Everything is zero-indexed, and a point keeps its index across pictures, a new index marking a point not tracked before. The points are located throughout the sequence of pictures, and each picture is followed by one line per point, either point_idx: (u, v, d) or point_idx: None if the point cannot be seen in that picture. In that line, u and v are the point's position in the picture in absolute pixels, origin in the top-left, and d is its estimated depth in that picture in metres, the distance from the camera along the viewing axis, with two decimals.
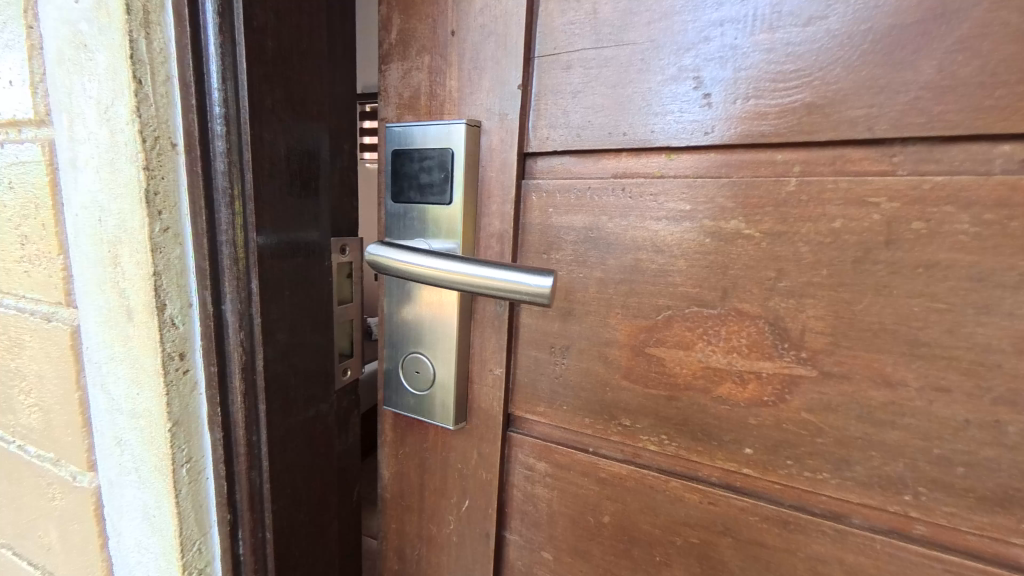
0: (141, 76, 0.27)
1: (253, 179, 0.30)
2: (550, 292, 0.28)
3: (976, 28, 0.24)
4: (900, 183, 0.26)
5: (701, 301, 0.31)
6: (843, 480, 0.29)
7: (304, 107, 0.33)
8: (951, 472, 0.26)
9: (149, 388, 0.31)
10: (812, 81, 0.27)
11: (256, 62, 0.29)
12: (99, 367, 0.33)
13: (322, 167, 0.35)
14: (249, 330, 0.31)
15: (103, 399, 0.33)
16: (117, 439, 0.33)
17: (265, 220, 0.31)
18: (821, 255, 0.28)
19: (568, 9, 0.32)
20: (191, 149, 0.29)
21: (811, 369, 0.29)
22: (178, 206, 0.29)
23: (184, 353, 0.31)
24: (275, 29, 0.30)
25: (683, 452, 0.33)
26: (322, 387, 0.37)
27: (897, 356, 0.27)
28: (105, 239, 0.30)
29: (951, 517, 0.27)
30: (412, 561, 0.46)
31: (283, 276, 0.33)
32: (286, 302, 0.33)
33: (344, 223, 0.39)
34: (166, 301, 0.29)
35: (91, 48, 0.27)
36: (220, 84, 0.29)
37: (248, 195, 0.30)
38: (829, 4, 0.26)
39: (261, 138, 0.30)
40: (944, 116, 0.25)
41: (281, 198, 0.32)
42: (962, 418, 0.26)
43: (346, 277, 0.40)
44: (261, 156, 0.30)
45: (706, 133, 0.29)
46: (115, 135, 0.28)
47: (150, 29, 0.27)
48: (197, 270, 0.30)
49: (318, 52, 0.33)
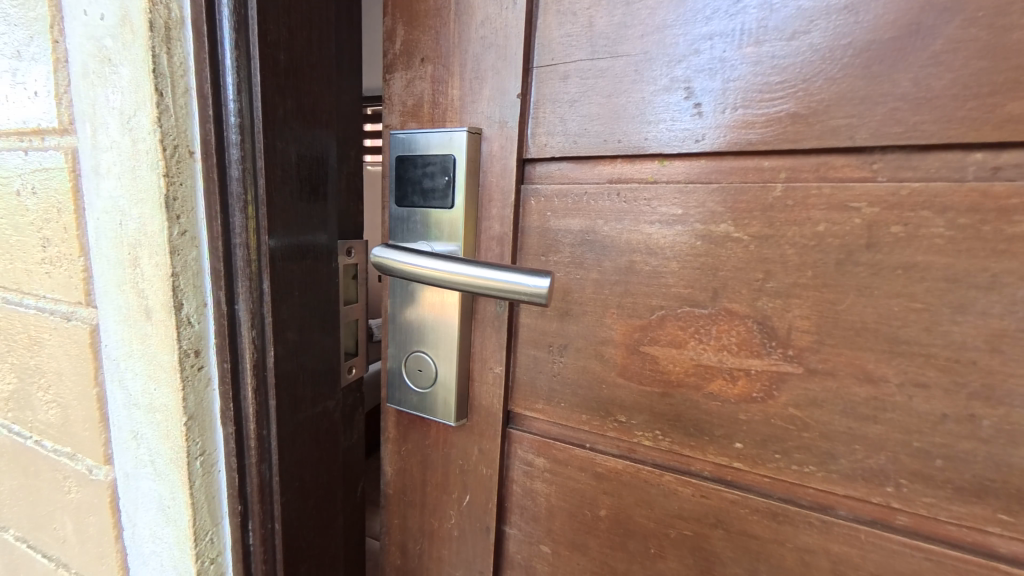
0: (162, 87, 0.29)
1: (266, 185, 0.32)
2: (546, 292, 0.30)
3: (949, 43, 0.25)
4: (880, 189, 0.27)
5: (692, 301, 0.32)
6: (829, 473, 0.30)
7: (314, 115, 0.34)
8: (931, 464, 0.28)
9: (166, 384, 0.32)
10: (796, 92, 0.28)
11: (269, 74, 0.31)
12: (117, 364, 0.34)
13: (330, 174, 0.37)
14: (261, 329, 0.33)
15: (120, 395, 0.35)
16: (134, 433, 0.35)
17: (276, 223, 0.32)
18: (806, 256, 0.29)
19: (566, 22, 0.34)
20: (208, 157, 0.30)
21: (797, 366, 0.30)
22: (195, 210, 0.31)
23: (199, 350, 0.32)
24: (287, 43, 0.32)
25: (677, 447, 0.34)
26: (330, 384, 0.39)
27: (879, 353, 0.28)
28: (126, 241, 0.31)
29: (931, 507, 0.28)
30: (415, 555, 0.47)
31: (293, 277, 0.34)
32: (296, 302, 0.34)
33: (351, 226, 0.41)
34: (183, 300, 0.31)
35: (114, 62, 0.29)
36: (235, 95, 0.30)
37: (261, 200, 0.32)
38: (812, 20, 0.27)
39: (273, 146, 0.32)
40: (920, 126, 0.26)
41: (291, 202, 0.33)
42: (940, 412, 0.27)
43: (351, 278, 0.41)
44: (273, 163, 0.32)
45: (698, 140, 0.31)
46: (137, 143, 0.30)
47: (171, 45, 0.29)
48: (213, 272, 0.32)
49: (326, 63, 0.35)
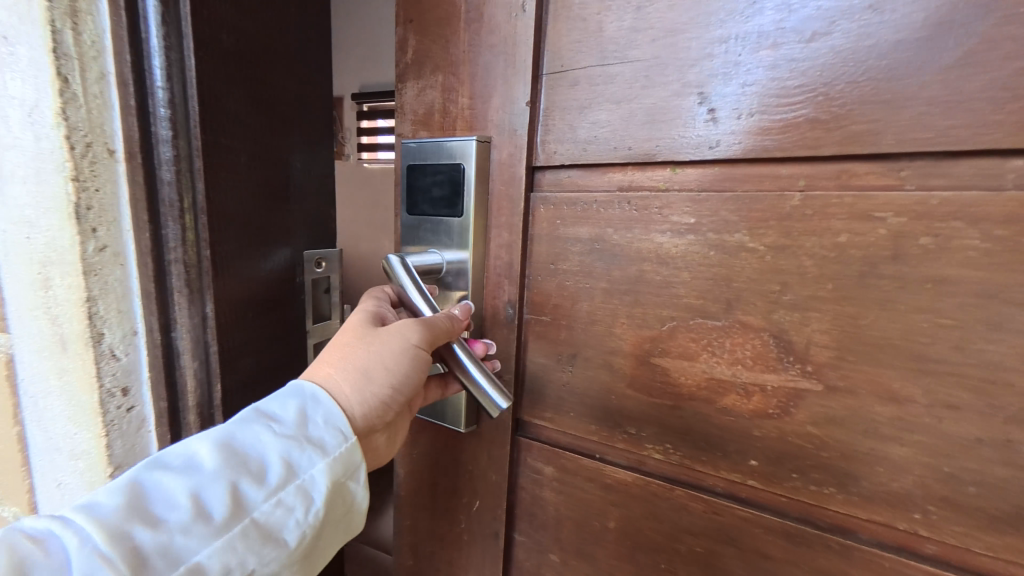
0: (69, 75, 0.31)
1: (204, 189, 0.36)
2: (498, 410, 0.33)
3: (983, 43, 0.23)
4: (906, 198, 0.26)
5: (704, 312, 0.31)
6: (850, 496, 0.29)
7: (269, 106, 0.40)
8: (963, 491, 0.26)
9: (90, 427, 0.36)
10: (817, 96, 0.27)
11: (217, 60, 0.36)
12: (36, 398, 0.38)
13: (293, 177, 0.43)
14: (202, 357, 0.38)
15: (41, 434, 0.39)
16: (60, 481, 0.39)
17: (217, 223, 0.37)
18: (826, 268, 0.28)
19: (574, 28, 0.33)
20: (133, 158, 0.34)
21: (816, 383, 0.29)
22: (114, 222, 0.34)
23: (127, 388, 0.36)
24: (234, 31, 0.37)
25: (688, 461, 0.34)
26: (281, 373, 0.45)
27: (905, 372, 0.27)
28: (38, 256, 0.34)
29: (961, 537, 0.26)
30: (425, 556, 0.47)
31: (249, 285, 0.40)
32: (248, 314, 0.40)
33: (320, 236, 0.46)
34: (107, 330, 0.35)
35: (11, 41, 0.31)
36: (165, 83, 0.33)
37: (199, 207, 0.36)
38: (833, 21, 0.26)
39: (216, 143, 0.36)
40: (951, 131, 0.24)
41: (244, 201, 0.39)
42: (973, 437, 0.25)
43: (324, 292, 0.47)
44: (212, 160, 0.36)
45: (712, 147, 0.30)
46: (40, 140, 0.32)
47: (78, 21, 0.31)
48: (140, 291, 0.35)
49: (283, 54, 0.40)
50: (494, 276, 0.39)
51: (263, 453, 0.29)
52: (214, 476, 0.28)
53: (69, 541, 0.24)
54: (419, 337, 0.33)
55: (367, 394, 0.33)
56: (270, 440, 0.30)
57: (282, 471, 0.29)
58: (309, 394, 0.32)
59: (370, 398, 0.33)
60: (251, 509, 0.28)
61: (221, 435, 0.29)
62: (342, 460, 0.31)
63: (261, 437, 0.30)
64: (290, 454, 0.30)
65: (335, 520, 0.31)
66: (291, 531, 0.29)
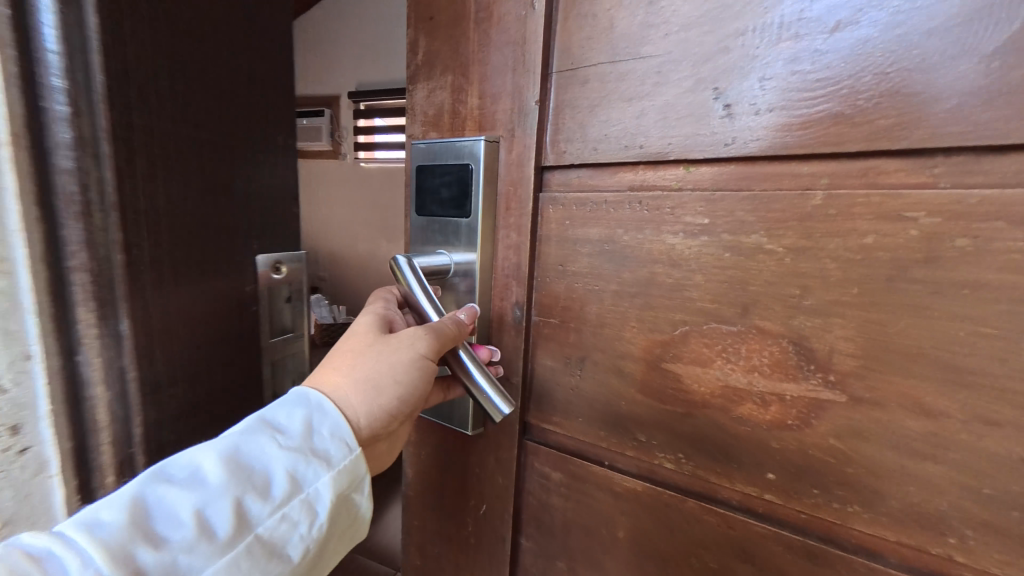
0: None
1: (117, 182, 0.29)
2: (498, 416, 0.33)
3: None
4: (939, 197, 0.24)
5: (719, 316, 0.30)
6: (877, 516, 0.27)
7: (216, 85, 0.34)
8: (1006, 516, 0.24)
9: None
10: (840, 90, 0.25)
11: (143, 27, 0.29)
12: None
13: (246, 171, 0.36)
14: (119, 382, 0.31)
15: None
16: None
17: (139, 225, 0.30)
18: (850, 272, 0.26)
19: (585, 25, 0.33)
20: (19, 138, 0.26)
21: (839, 394, 0.27)
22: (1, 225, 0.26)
23: (18, 426, 0.28)
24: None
25: (701, 472, 0.32)
26: (230, 395, 0.38)
27: (938, 384, 0.25)
28: None
29: (1004, 566, 0.24)
30: (433, 558, 0.47)
31: (189, 297, 0.34)
32: (186, 331, 0.34)
33: (285, 237, 0.40)
34: None
35: None
36: (60, 49, 0.26)
37: (110, 203, 0.29)
38: (860, 9, 0.24)
39: (132, 124, 0.29)
40: (991, 124, 0.22)
41: (183, 200, 0.32)
42: (1017, 456, 0.23)
43: (285, 301, 0.40)
44: (131, 148, 0.29)
45: (728, 144, 0.29)
46: None
47: None
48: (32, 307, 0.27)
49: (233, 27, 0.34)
50: (502, 277, 0.38)
51: (268, 466, 0.29)
52: (219, 491, 0.27)
53: (72, 562, 0.23)
54: (426, 346, 0.34)
55: (369, 401, 0.33)
56: (275, 452, 0.29)
57: (287, 485, 0.29)
58: (314, 403, 0.32)
59: (372, 406, 0.33)
60: (257, 524, 0.27)
61: (225, 447, 0.29)
62: (346, 473, 0.31)
63: (266, 448, 0.29)
64: (294, 467, 0.29)
65: (338, 533, 0.31)
66: (296, 545, 0.29)
